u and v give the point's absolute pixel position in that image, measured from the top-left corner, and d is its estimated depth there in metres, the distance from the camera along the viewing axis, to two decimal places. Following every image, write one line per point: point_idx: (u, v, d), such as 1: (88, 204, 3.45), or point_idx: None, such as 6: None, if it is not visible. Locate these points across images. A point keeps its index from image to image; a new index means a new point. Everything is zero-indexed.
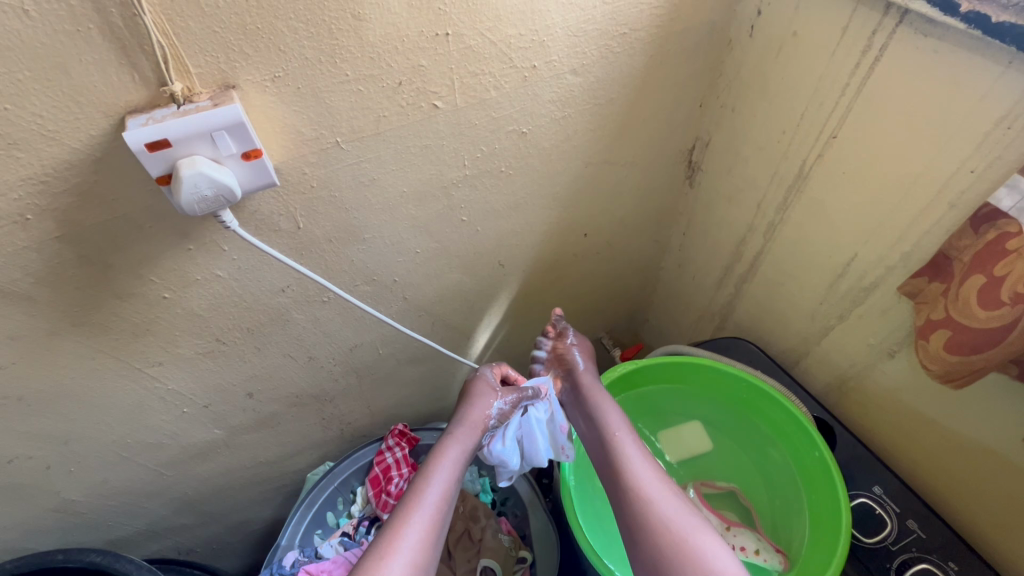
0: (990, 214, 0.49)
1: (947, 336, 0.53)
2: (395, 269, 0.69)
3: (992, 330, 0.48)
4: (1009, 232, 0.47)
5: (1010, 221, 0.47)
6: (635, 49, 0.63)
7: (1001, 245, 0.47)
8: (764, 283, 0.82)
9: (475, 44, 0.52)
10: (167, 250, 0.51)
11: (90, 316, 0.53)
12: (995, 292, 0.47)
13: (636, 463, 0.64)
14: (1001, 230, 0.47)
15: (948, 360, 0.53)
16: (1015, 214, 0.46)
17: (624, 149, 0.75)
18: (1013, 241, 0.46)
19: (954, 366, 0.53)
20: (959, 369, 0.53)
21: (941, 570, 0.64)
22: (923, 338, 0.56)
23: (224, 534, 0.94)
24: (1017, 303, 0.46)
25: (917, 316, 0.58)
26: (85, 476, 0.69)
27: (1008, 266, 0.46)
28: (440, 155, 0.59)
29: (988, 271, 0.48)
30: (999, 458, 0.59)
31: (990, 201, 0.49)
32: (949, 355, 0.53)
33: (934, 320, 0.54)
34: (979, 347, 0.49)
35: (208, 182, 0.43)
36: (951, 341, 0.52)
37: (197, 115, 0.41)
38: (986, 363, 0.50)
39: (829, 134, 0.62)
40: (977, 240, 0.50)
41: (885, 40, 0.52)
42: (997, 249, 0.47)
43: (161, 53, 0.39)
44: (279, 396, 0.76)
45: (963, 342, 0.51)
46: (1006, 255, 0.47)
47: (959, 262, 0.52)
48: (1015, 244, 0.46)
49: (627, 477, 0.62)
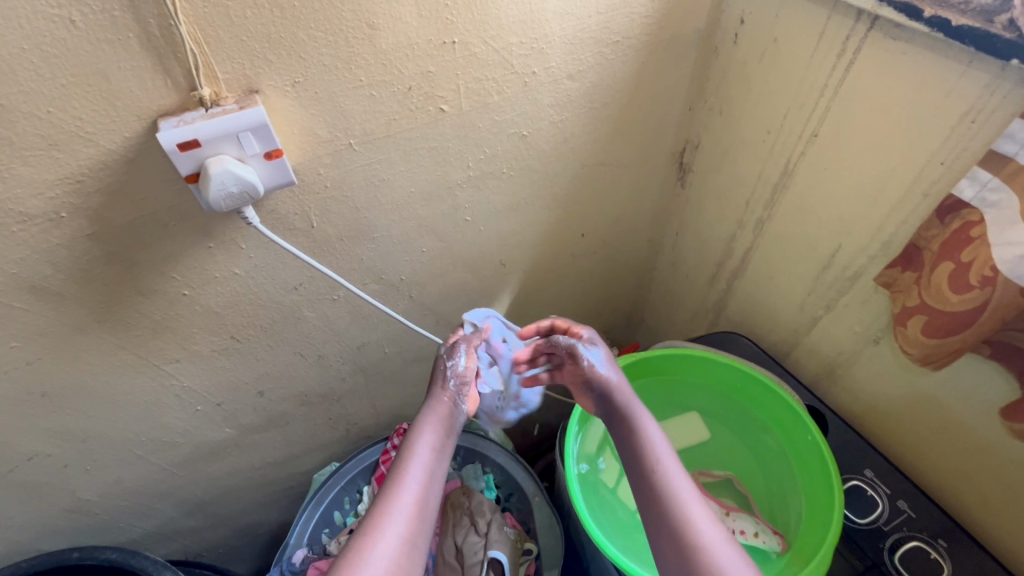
0: (954, 204, 0.53)
1: (924, 320, 0.57)
2: (403, 268, 0.71)
3: (965, 313, 0.52)
4: (972, 221, 0.51)
5: (971, 210, 0.51)
6: (627, 56, 0.67)
7: (965, 234, 0.51)
8: (754, 277, 0.85)
9: (480, 52, 0.56)
10: (189, 247, 0.54)
11: (114, 312, 0.55)
12: (963, 278, 0.51)
13: (675, 477, 0.56)
14: (965, 219, 0.51)
15: (928, 343, 0.57)
16: (977, 204, 0.50)
17: (618, 151, 0.79)
18: (975, 229, 0.50)
19: (933, 348, 0.57)
20: (938, 351, 0.57)
21: (932, 548, 0.66)
22: (902, 324, 0.60)
23: (232, 537, 0.95)
24: (984, 286, 0.50)
25: (894, 304, 0.62)
26: (99, 475, 0.70)
27: (973, 253, 0.50)
28: (446, 156, 0.62)
29: (956, 257, 0.52)
30: (979, 435, 0.62)
31: (953, 193, 0.53)
32: (928, 338, 0.57)
33: (911, 306, 0.59)
34: (955, 330, 0.53)
35: (234, 179, 0.46)
36: (929, 325, 0.56)
37: (224, 118, 0.44)
38: (962, 344, 0.54)
39: (809, 133, 0.66)
40: (944, 229, 0.54)
41: (858, 44, 0.57)
42: (963, 236, 0.51)
43: (193, 61, 0.42)
44: (288, 395, 0.78)
45: (939, 325, 0.55)
46: (970, 242, 0.51)
47: (929, 250, 0.56)
48: (978, 231, 0.50)
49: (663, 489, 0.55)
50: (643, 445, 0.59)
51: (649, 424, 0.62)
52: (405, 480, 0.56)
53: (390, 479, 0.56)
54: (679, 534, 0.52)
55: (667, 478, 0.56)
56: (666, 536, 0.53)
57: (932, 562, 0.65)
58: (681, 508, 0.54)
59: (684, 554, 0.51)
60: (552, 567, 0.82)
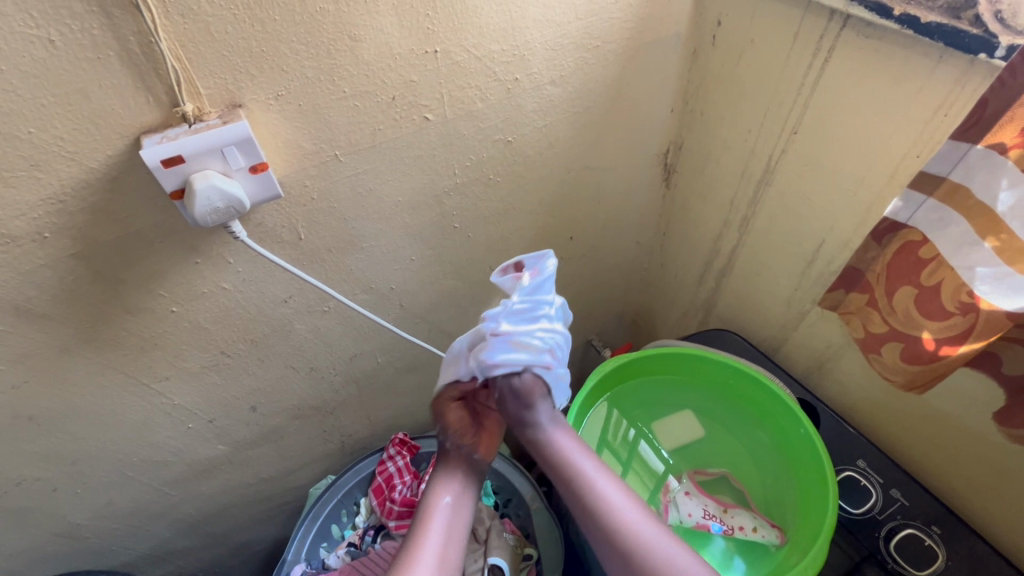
0: (889, 227, 0.55)
1: (903, 347, 0.57)
2: (393, 277, 0.72)
3: (951, 340, 0.51)
4: (914, 240, 0.53)
5: (910, 229, 0.53)
6: (608, 60, 0.68)
7: (915, 253, 0.53)
8: (742, 274, 0.86)
9: (462, 60, 0.56)
10: (176, 264, 0.53)
11: (100, 333, 0.54)
12: (941, 302, 0.51)
13: (599, 481, 0.61)
14: (905, 238, 0.54)
15: (910, 370, 0.57)
16: (913, 224, 0.52)
17: (603, 154, 0.79)
18: (926, 249, 0.52)
19: (916, 374, 0.57)
20: (922, 375, 0.56)
21: (926, 534, 0.67)
22: (877, 351, 0.61)
23: (227, 557, 0.93)
24: (967, 312, 0.49)
25: (854, 327, 0.63)
26: (90, 498, 0.69)
27: (937, 275, 0.51)
28: (432, 165, 0.63)
29: (917, 280, 0.53)
30: (968, 423, 0.63)
31: (885, 216, 0.55)
32: (910, 364, 0.57)
33: (882, 333, 0.59)
34: (938, 353, 0.53)
35: (220, 195, 0.46)
36: (909, 351, 0.56)
37: (208, 132, 0.44)
38: (947, 367, 0.53)
39: (790, 130, 0.67)
40: (882, 251, 0.57)
41: (833, 42, 0.58)
42: (916, 259, 0.53)
43: (175, 77, 0.42)
44: (281, 409, 0.78)
45: (921, 352, 0.55)
46: (927, 262, 0.52)
47: (873, 272, 0.59)
48: (928, 252, 0.52)
49: (592, 496, 0.60)
50: (567, 464, 0.62)
51: (568, 442, 0.63)
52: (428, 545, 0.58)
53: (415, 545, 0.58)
54: (613, 535, 0.58)
55: (591, 486, 0.60)
56: (600, 536, 0.59)
57: (926, 548, 0.67)
58: (616, 514, 0.59)
59: (619, 551, 0.57)
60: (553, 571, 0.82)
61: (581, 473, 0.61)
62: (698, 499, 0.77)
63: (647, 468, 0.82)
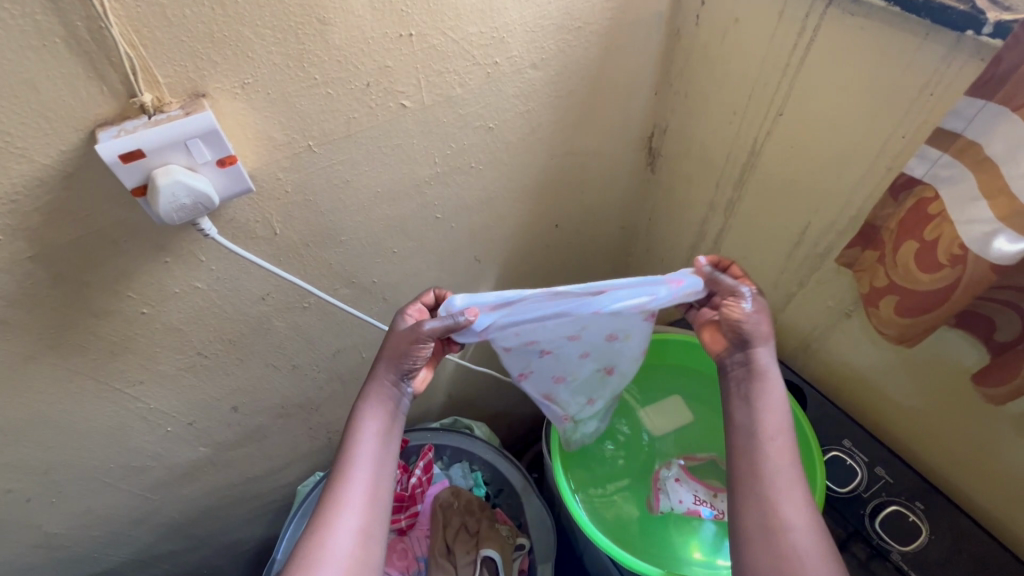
0: (904, 183, 0.55)
1: (897, 300, 0.57)
2: (374, 271, 0.70)
3: (938, 291, 0.52)
4: (928, 197, 0.52)
5: (925, 186, 0.53)
6: (591, 42, 0.66)
7: (924, 210, 0.53)
8: (728, 258, 0.86)
9: (439, 44, 0.54)
10: (144, 264, 0.51)
11: (67, 338, 0.52)
12: (934, 256, 0.52)
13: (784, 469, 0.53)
14: (919, 196, 0.53)
15: (904, 323, 0.57)
16: (929, 180, 0.52)
17: (587, 139, 0.78)
18: (934, 205, 0.52)
19: (909, 327, 0.56)
20: (915, 328, 0.56)
21: (911, 511, 0.68)
22: (873, 305, 0.61)
23: (214, 558, 0.92)
24: (955, 264, 0.50)
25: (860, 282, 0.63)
26: (67, 507, 0.67)
27: (937, 230, 0.51)
28: (410, 154, 0.61)
29: (921, 236, 0.53)
30: (950, 399, 0.64)
31: (902, 172, 0.55)
32: (904, 316, 0.56)
33: (882, 287, 0.59)
34: (931, 306, 0.53)
35: (185, 190, 0.43)
36: (901, 304, 0.56)
37: (170, 124, 0.41)
38: (936, 321, 0.54)
39: (775, 112, 0.66)
40: (894, 208, 0.56)
41: (819, 20, 0.57)
42: (922, 214, 0.53)
43: (130, 65, 0.39)
44: (265, 408, 0.76)
45: (916, 304, 0.54)
46: (931, 218, 0.52)
47: (886, 228, 0.58)
48: (935, 208, 0.51)
49: (764, 479, 0.53)
50: (757, 426, 0.55)
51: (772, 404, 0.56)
52: (359, 465, 0.55)
53: (346, 461, 0.55)
54: (764, 529, 0.51)
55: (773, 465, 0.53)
56: (752, 523, 0.52)
57: (911, 525, 0.67)
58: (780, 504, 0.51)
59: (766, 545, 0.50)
60: (545, 560, 0.81)
61: (770, 445, 0.54)
62: (689, 485, 0.77)
63: (640, 449, 0.83)
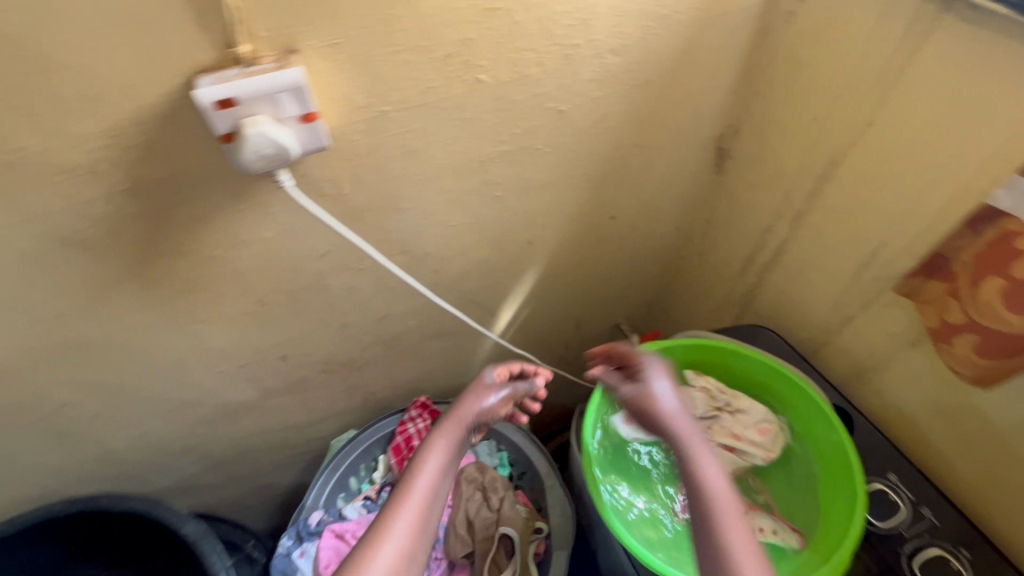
0: (991, 214, 0.53)
1: (980, 339, 0.57)
2: (430, 241, 0.71)
3: None
4: (1014, 231, 0.52)
5: (1011, 220, 0.52)
6: (676, 32, 0.64)
7: (1013, 244, 0.52)
8: (787, 272, 0.83)
9: (523, 20, 0.53)
10: (221, 209, 0.54)
11: (146, 270, 0.55)
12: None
13: None
14: (1006, 228, 0.52)
15: (984, 363, 0.58)
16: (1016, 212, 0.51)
17: (657, 133, 0.76)
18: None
19: (989, 367, 0.58)
20: (995, 367, 0.57)
21: (954, 557, 0.64)
22: (946, 342, 0.61)
23: (248, 496, 0.97)
24: None
25: (927, 315, 0.63)
26: (128, 428, 0.72)
27: None
28: (480, 129, 0.61)
29: (1007, 274, 0.53)
30: (1011, 449, 0.60)
31: (990, 202, 0.53)
32: (984, 358, 0.58)
33: (957, 323, 0.59)
34: (1018, 348, 0.54)
35: (270, 141, 0.44)
36: (983, 344, 0.57)
37: (263, 76, 0.43)
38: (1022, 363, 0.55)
39: (864, 122, 0.63)
40: (977, 239, 0.55)
41: (929, 27, 0.53)
42: (1009, 250, 0.52)
43: (233, 15, 0.41)
44: (311, 361, 0.79)
45: (1003, 345, 0.55)
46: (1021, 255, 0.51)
47: (961, 260, 0.57)
48: None
49: None
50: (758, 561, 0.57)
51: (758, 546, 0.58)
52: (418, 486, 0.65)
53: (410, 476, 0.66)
54: None
55: None
56: None
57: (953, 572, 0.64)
58: None
59: None
60: (561, 547, 0.82)
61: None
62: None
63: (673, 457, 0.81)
